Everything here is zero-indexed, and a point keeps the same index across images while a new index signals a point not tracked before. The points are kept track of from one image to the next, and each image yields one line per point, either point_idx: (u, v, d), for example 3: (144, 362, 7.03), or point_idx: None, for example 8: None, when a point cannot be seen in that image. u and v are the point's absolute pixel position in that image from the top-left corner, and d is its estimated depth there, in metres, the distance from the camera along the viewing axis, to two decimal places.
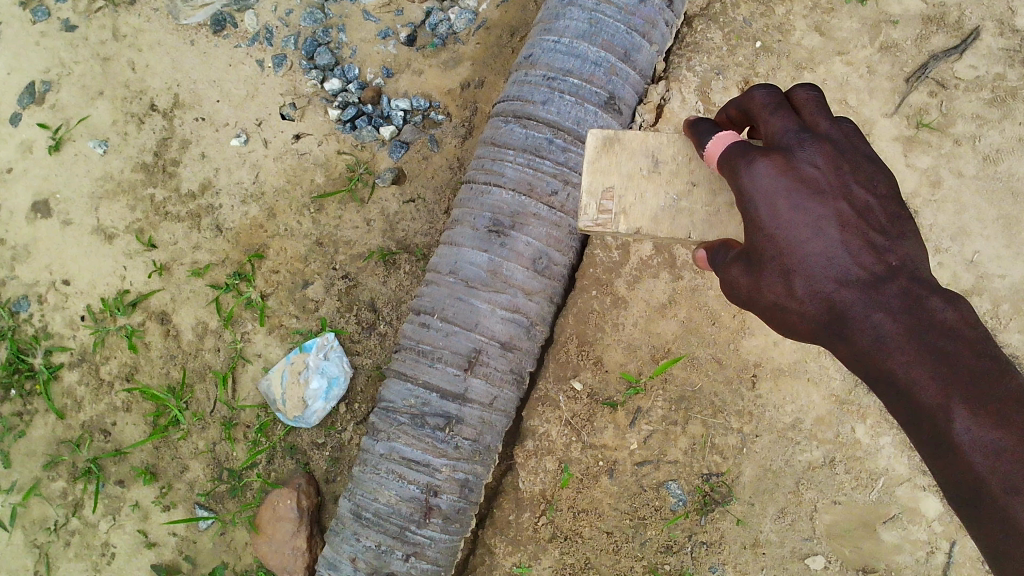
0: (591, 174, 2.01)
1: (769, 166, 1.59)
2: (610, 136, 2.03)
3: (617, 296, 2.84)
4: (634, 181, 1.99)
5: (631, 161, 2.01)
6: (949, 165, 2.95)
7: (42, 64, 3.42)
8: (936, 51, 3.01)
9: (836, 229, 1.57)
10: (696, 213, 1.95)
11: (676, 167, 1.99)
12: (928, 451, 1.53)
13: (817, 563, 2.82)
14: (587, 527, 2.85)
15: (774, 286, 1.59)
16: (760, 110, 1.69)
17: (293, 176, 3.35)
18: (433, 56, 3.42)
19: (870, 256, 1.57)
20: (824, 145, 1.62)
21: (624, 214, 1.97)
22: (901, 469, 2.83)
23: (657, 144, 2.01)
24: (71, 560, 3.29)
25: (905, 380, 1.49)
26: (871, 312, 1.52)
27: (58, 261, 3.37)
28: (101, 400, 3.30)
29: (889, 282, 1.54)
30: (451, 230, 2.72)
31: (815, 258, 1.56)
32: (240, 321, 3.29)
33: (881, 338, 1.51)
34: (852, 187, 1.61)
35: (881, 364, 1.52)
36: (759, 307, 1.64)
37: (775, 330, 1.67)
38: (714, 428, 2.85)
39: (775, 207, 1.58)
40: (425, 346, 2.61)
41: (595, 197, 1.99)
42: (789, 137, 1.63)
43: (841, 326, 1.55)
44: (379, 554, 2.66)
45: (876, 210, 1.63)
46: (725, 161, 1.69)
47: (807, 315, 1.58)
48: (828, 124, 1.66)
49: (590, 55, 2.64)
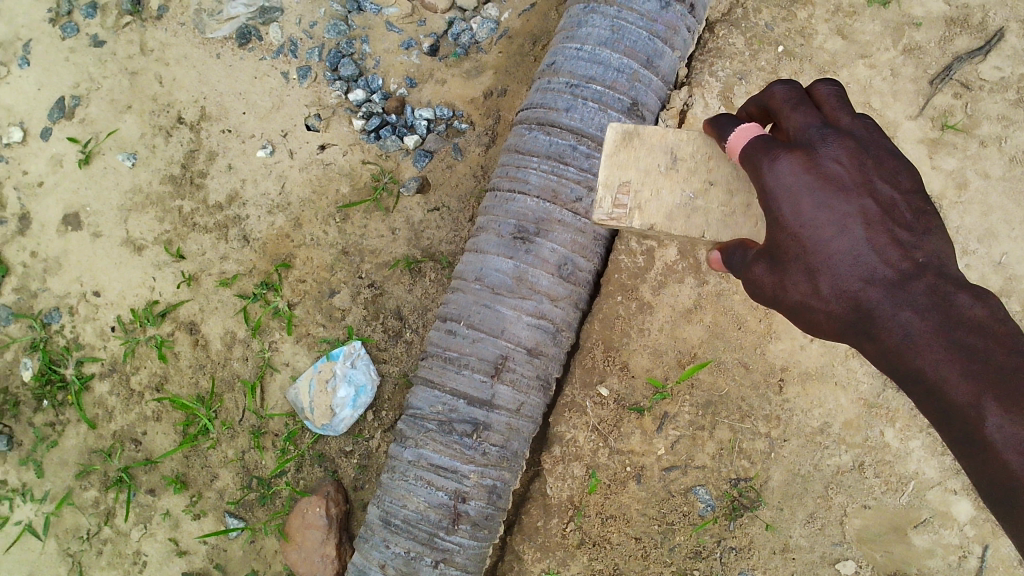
0: (609, 167, 2.04)
1: (792, 163, 1.62)
2: (629, 130, 2.05)
3: (642, 301, 2.84)
4: (650, 177, 2.03)
5: (649, 156, 2.04)
6: (975, 166, 2.94)
7: (71, 79, 3.47)
8: (960, 53, 2.99)
9: (861, 227, 1.59)
10: (710, 212, 1.99)
11: (694, 165, 2.02)
12: (959, 449, 1.55)
13: (848, 567, 2.81)
14: (615, 532, 2.85)
15: (799, 284, 1.62)
16: (781, 106, 1.72)
17: (319, 186, 3.38)
18: (456, 65, 3.45)
19: (897, 253, 1.59)
20: (847, 140, 1.65)
21: (639, 209, 2.01)
22: (931, 472, 2.81)
23: (677, 140, 2.03)
24: (103, 568, 3.33)
25: (935, 378, 1.52)
26: (899, 310, 1.56)
27: (89, 273, 3.41)
28: (132, 410, 3.34)
29: (915, 279, 1.58)
30: (476, 237, 2.73)
31: (841, 257, 1.59)
32: (267, 330, 3.32)
33: (909, 336, 1.55)
34: (875, 183, 1.64)
35: (910, 362, 1.55)
36: (785, 306, 1.68)
37: (801, 328, 1.71)
38: (742, 432, 2.84)
39: (798, 206, 1.61)
40: (451, 353, 2.63)
41: (611, 190, 2.02)
42: (812, 133, 1.66)
43: (868, 324, 1.58)
44: (408, 561, 2.67)
45: (900, 205, 1.65)
46: (746, 155, 1.71)
47: (834, 314, 1.61)
48: (849, 119, 1.69)
49: (613, 62, 2.65)
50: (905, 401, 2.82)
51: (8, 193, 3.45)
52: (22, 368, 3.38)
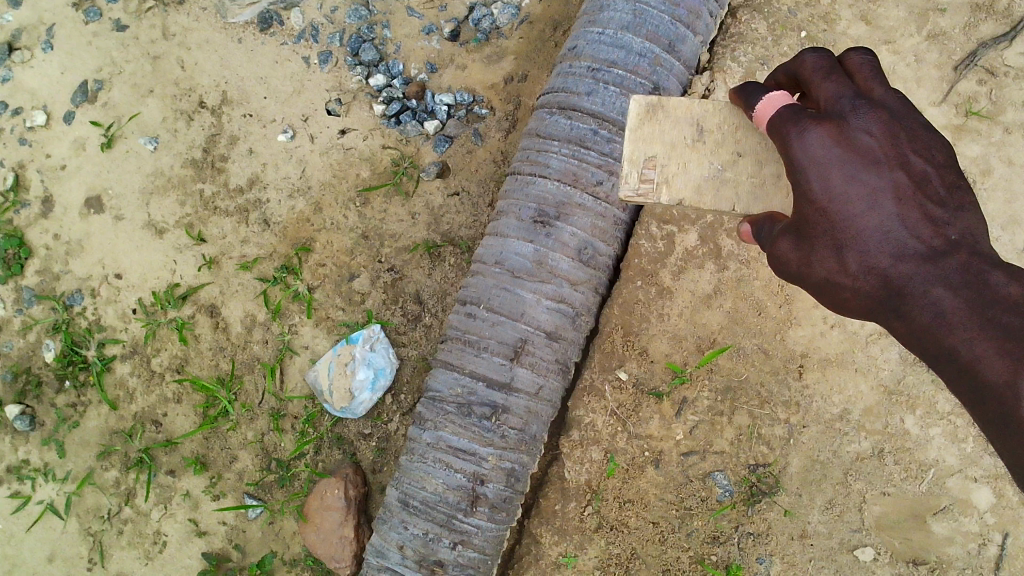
0: (634, 141, 2.05)
1: (821, 133, 1.61)
2: (653, 103, 2.06)
3: (662, 287, 2.84)
4: (676, 151, 2.04)
5: (674, 129, 2.05)
6: (999, 153, 2.92)
7: (95, 64, 3.49)
8: (985, 39, 2.97)
9: (892, 202, 1.59)
10: (740, 184, 1.99)
11: (721, 137, 2.02)
12: (995, 431, 1.54)
13: (866, 554, 2.80)
14: (633, 517, 2.85)
15: (826, 261, 1.63)
16: (812, 74, 1.70)
17: (339, 171, 3.39)
18: (477, 51, 3.44)
19: (928, 230, 1.59)
20: (879, 112, 1.64)
21: (666, 184, 2.02)
22: (951, 460, 2.80)
23: (703, 111, 2.04)
24: (124, 548, 3.36)
25: (968, 357, 1.53)
26: (931, 287, 1.56)
27: (111, 256, 3.43)
28: (152, 391, 3.37)
29: (948, 256, 1.57)
30: (496, 221, 2.74)
31: (870, 233, 1.59)
32: (287, 314, 3.34)
33: (941, 314, 1.56)
34: (908, 156, 1.63)
35: (942, 340, 1.56)
36: (810, 282, 1.68)
37: (826, 305, 1.72)
38: (761, 418, 2.84)
39: (827, 179, 1.60)
40: (471, 336, 2.63)
41: (637, 165, 2.03)
42: (844, 103, 1.65)
43: (899, 301, 1.59)
44: (427, 543, 2.68)
45: (933, 179, 1.63)
46: (774, 124, 1.69)
47: (861, 291, 1.62)
48: (882, 90, 1.68)
49: (635, 46, 2.64)
50: (926, 387, 2.81)
51: (32, 176, 3.48)
52: (44, 349, 3.41)
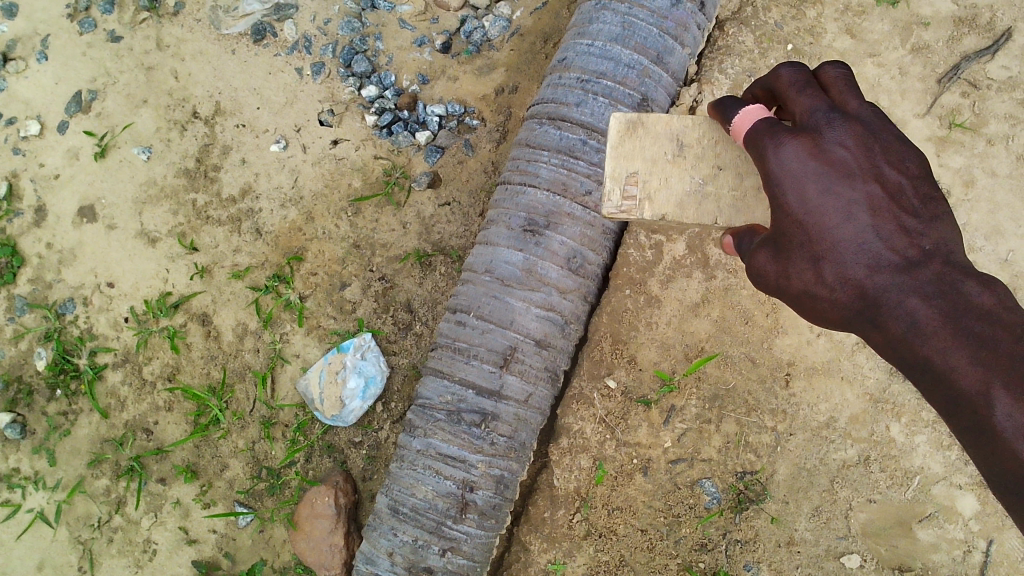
0: (615, 159, 2.06)
1: (797, 147, 1.64)
2: (633, 120, 2.09)
3: (650, 295, 2.86)
4: (657, 166, 2.06)
5: (654, 145, 2.07)
6: (982, 165, 2.96)
7: (89, 74, 3.52)
8: (968, 52, 3.01)
9: (867, 214, 1.60)
10: (721, 197, 2.02)
11: (701, 151, 2.05)
12: (969, 437, 1.57)
13: (852, 561, 2.82)
14: (621, 524, 2.87)
15: (804, 272, 1.65)
16: (787, 89, 1.74)
17: (331, 180, 3.42)
18: (468, 62, 3.48)
19: (903, 240, 1.60)
20: (854, 125, 1.66)
21: (649, 200, 2.04)
22: (936, 467, 2.83)
23: (681, 127, 2.07)
24: (113, 556, 3.36)
25: (943, 366, 1.54)
26: (905, 297, 1.57)
27: (103, 265, 3.45)
28: (144, 399, 3.38)
29: (922, 266, 1.58)
30: (486, 230, 2.76)
31: (845, 245, 1.60)
32: (279, 322, 3.36)
33: (916, 324, 1.57)
34: (882, 167, 1.65)
35: (918, 350, 1.57)
36: (789, 294, 1.70)
37: (805, 316, 1.74)
38: (749, 426, 2.86)
39: (804, 192, 1.63)
40: (460, 344, 2.65)
41: (619, 182, 2.05)
42: (819, 116, 1.67)
43: (875, 312, 1.60)
44: (416, 549, 2.69)
45: (908, 191, 1.65)
46: (752, 139, 1.74)
47: (838, 302, 1.64)
48: (857, 102, 1.70)
49: (623, 58, 2.68)
50: (911, 395, 2.84)
51: (26, 185, 3.50)
52: (36, 358, 3.42)
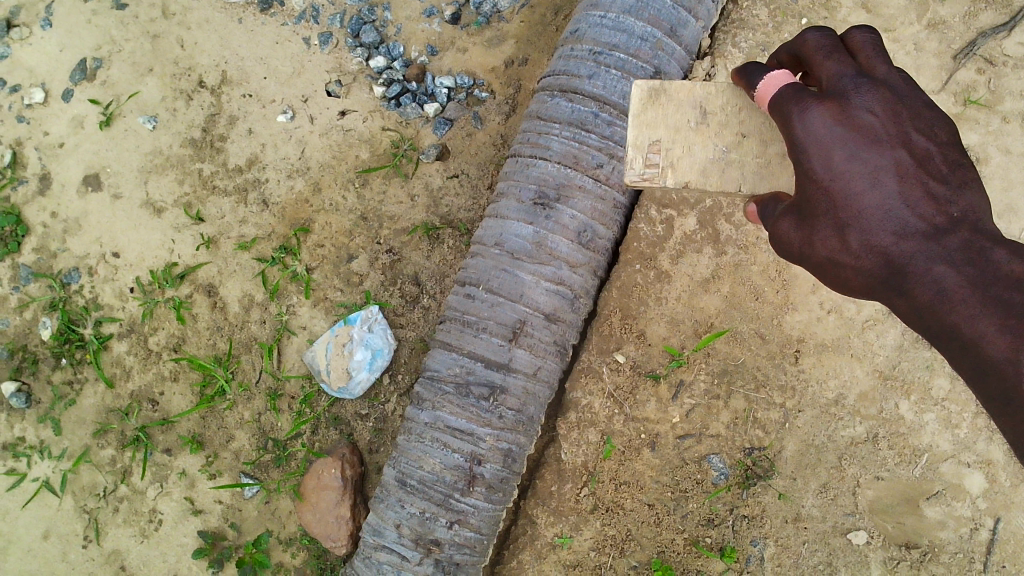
0: (638, 127, 2.05)
1: (823, 113, 1.62)
2: (656, 88, 2.06)
3: (660, 270, 2.84)
4: (680, 134, 2.04)
5: (677, 113, 2.05)
6: (996, 142, 2.94)
7: (93, 41, 3.48)
8: (985, 28, 2.98)
9: (894, 180, 1.59)
10: (745, 164, 2.00)
11: (725, 118, 2.02)
12: (996, 406, 1.55)
13: (860, 538, 2.83)
14: (628, 499, 2.88)
15: (828, 239, 1.64)
16: (814, 53, 1.70)
17: (338, 152, 3.39)
18: (478, 34, 3.44)
19: (931, 208, 1.59)
20: (881, 90, 1.63)
21: (671, 167, 2.02)
22: (944, 445, 2.83)
23: (705, 94, 2.04)
24: (120, 525, 3.37)
25: (970, 333, 1.52)
26: (933, 265, 1.56)
27: (109, 234, 3.43)
28: (149, 369, 3.37)
29: (950, 233, 1.58)
30: (496, 203, 2.74)
31: (871, 211, 1.59)
32: (285, 294, 3.34)
33: (943, 292, 1.56)
34: (910, 134, 1.63)
35: (945, 317, 1.56)
36: (812, 262, 1.69)
37: (828, 284, 1.72)
38: (757, 402, 2.86)
39: (829, 157, 1.61)
40: (470, 317, 2.64)
41: (641, 150, 2.03)
42: (846, 82, 1.64)
43: (901, 280, 1.59)
44: (423, 521, 2.69)
45: (936, 157, 1.63)
46: (776, 105, 1.70)
47: (863, 270, 1.62)
48: (885, 68, 1.67)
49: (637, 30, 2.65)
50: (921, 373, 2.83)
51: (30, 153, 3.47)
52: (41, 327, 3.41)
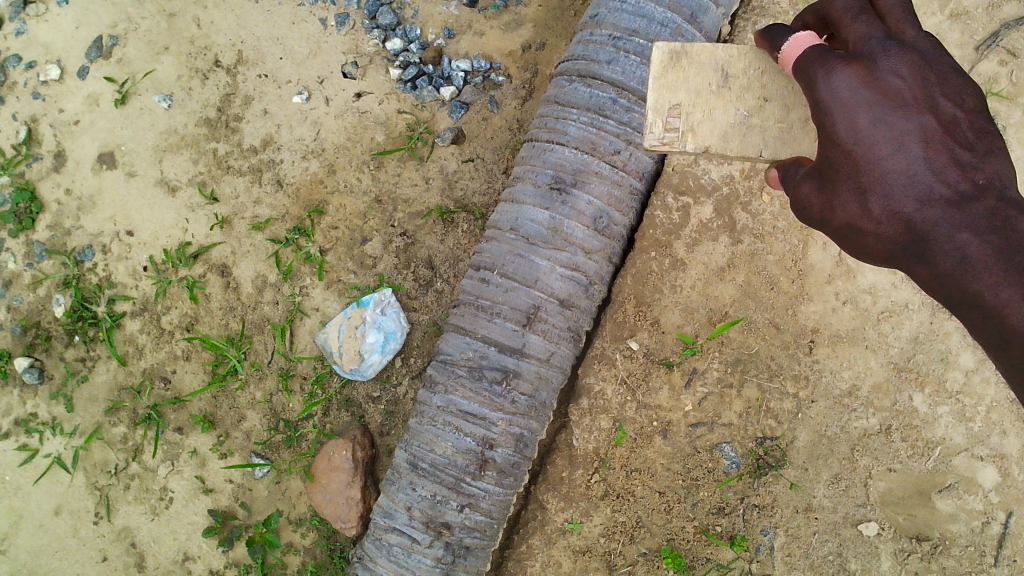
0: (657, 90, 1.99)
1: (849, 76, 1.58)
2: (676, 50, 2.00)
3: (675, 258, 2.83)
4: (701, 98, 1.97)
5: (698, 76, 1.98)
6: (1016, 135, 2.94)
7: (109, 19, 3.47)
8: (1009, 19, 2.95)
9: (919, 145, 1.56)
10: (767, 129, 1.94)
11: (747, 82, 1.96)
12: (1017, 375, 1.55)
13: (870, 529, 2.83)
14: (639, 486, 2.88)
15: (849, 205, 1.62)
16: (841, 15, 1.64)
17: (353, 134, 3.38)
18: (495, 17, 3.42)
19: (956, 173, 1.57)
20: (910, 54, 1.59)
21: (692, 132, 1.96)
22: (958, 438, 2.83)
23: (727, 56, 1.97)
24: (130, 503, 3.39)
25: (994, 303, 1.53)
26: (957, 233, 1.55)
27: (123, 213, 3.43)
28: (161, 348, 3.37)
29: (975, 201, 1.55)
30: (512, 187, 2.73)
31: (894, 176, 1.57)
32: (299, 275, 3.34)
33: (967, 260, 1.55)
34: (937, 100, 1.60)
35: (967, 286, 1.56)
36: (832, 228, 1.67)
37: (847, 250, 1.71)
38: (770, 392, 2.85)
39: (854, 121, 1.58)
40: (484, 301, 2.63)
41: (661, 114, 1.97)
42: (873, 45, 1.60)
43: (923, 247, 1.58)
44: (435, 504, 2.69)
45: (962, 123, 1.60)
46: (801, 67, 1.66)
47: (884, 236, 1.61)
48: (914, 32, 1.62)
49: (657, 15, 2.63)
50: (936, 366, 2.83)
51: (45, 131, 3.47)
52: (54, 304, 3.41)
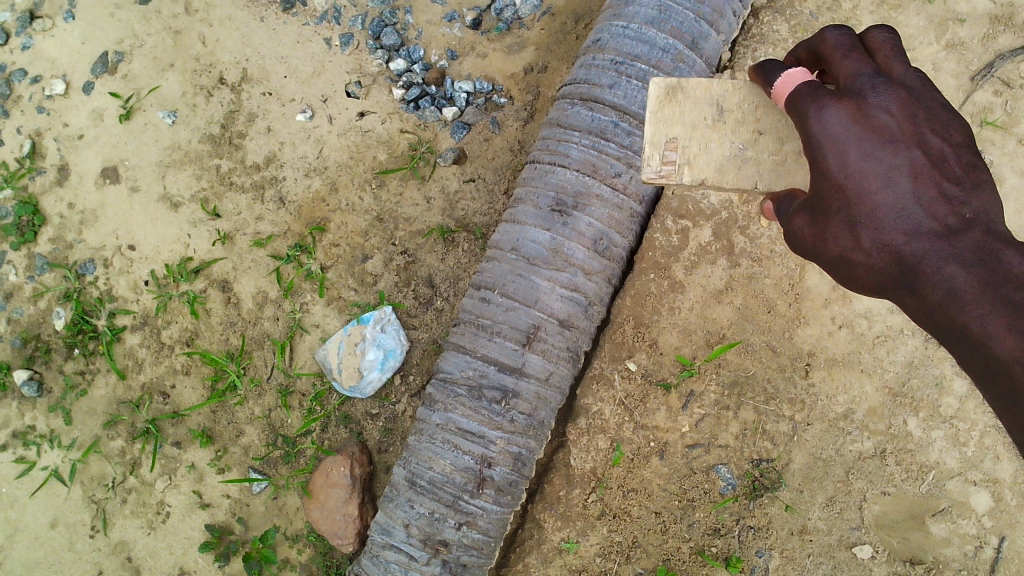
0: (654, 124, 2.01)
1: (840, 112, 1.62)
2: (673, 85, 2.03)
3: (674, 280, 2.86)
4: (697, 132, 2.00)
5: (694, 110, 2.02)
6: (1011, 163, 2.98)
7: (116, 35, 3.51)
8: (1003, 51, 3.01)
9: (908, 180, 1.60)
10: (762, 161, 1.98)
11: (741, 115, 2.00)
12: (1002, 405, 1.57)
13: (865, 552, 2.85)
14: (636, 506, 2.90)
15: (840, 237, 1.64)
16: (832, 52, 1.68)
17: (356, 152, 3.42)
18: (498, 40, 3.47)
19: (944, 208, 1.59)
20: (899, 90, 1.63)
21: (689, 165, 1.99)
22: (951, 463, 2.86)
23: (722, 91, 2.01)
24: (127, 517, 3.39)
25: (979, 334, 1.55)
26: (944, 264, 1.57)
27: (125, 227, 3.45)
28: (161, 362, 3.39)
29: (962, 234, 1.58)
30: (513, 208, 2.76)
31: (885, 209, 1.60)
32: (300, 292, 3.37)
33: (953, 291, 1.57)
34: (925, 135, 1.63)
35: (954, 316, 1.58)
36: (825, 259, 1.70)
37: (839, 281, 1.73)
38: (767, 414, 2.88)
39: (844, 157, 1.61)
40: (484, 320, 2.66)
41: (659, 147, 1.99)
42: (863, 82, 1.64)
43: (912, 278, 1.60)
44: (432, 522, 2.71)
45: (950, 158, 1.63)
46: (793, 103, 1.70)
47: (874, 268, 1.63)
48: (903, 69, 1.66)
49: (658, 41, 2.67)
50: (930, 391, 2.86)
51: (49, 145, 3.49)
52: (55, 317, 3.43)
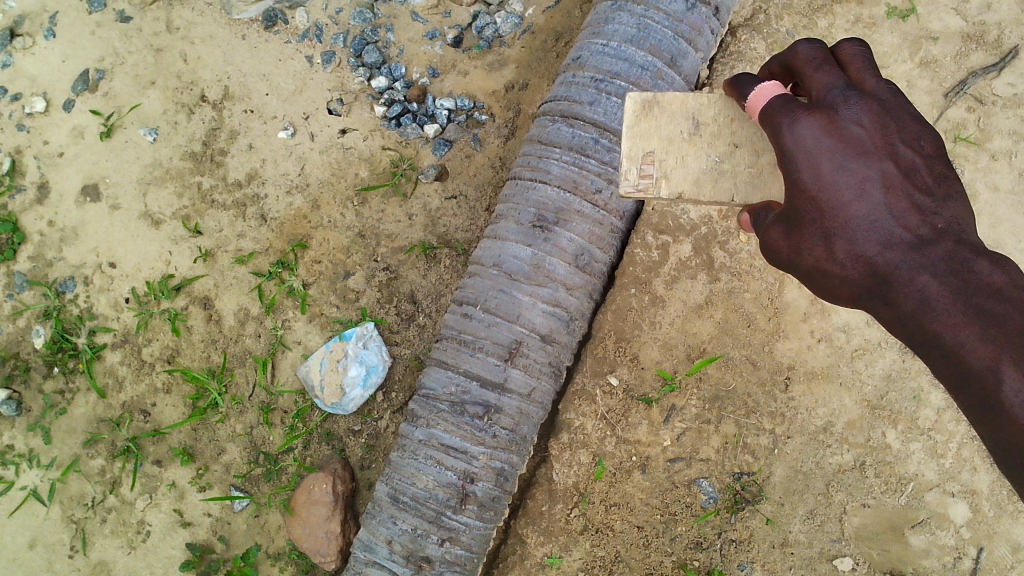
0: (631, 139, 2.05)
1: (813, 125, 1.65)
2: (648, 100, 2.07)
3: (655, 295, 2.89)
4: (673, 145, 2.03)
5: (670, 124, 2.05)
6: (985, 179, 3.01)
7: (96, 53, 3.51)
8: (975, 68, 3.07)
9: (880, 191, 1.62)
10: (738, 174, 1.99)
11: (717, 129, 2.03)
12: (977, 415, 1.60)
13: (845, 564, 2.87)
14: (618, 520, 2.91)
15: (815, 248, 1.66)
16: (804, 65, 1.72)
17: (338, 169, 3.43)
18: (479, 57, 3.49)
19: (916, 219, 1.62)
20: (870, 103, 1.67)
21: (665, 178, 2.01)
22: (930, 474, 2.88)
23: (697, 105, 2.04)
24: (106, 536, 3.37)
25: (952, 343, 1.57)
26: (916, 274, 1.59)
27: (105, 244, 3.44)
28: (142, 380, 3.38)
29: (934, 244, 1.61)
30: (495, 225, 2.78)
31: (858, 221, 1.62)
32: (281, 309, 3.36)
33: (926, 301, 1.59)
34: (896, 146, 1.66)
35: (928, 325, 1.59)
36: (800, 270, 1.72)
37: (814, 292, 1.75)
38: (747, 427, 2.91)
39: (818, 168, 1.64)
40: (466, 336, 2.67)
41: (635, 161, 2.02)
42: (835, 94, 1.68)
43: (886, 288, 1.62)
44: (415, 538, 2.70)
45: (921, 169, 1.66)
46: (767, 116, 1.73)
47: (848, 278, 1.65)
48: (874, 81, 1.70)
49: (638, 58, 2.69)
50: (908, 403, 2.90)
51: (29, 162, 3.49)
52: (34, 335, 3.41)
